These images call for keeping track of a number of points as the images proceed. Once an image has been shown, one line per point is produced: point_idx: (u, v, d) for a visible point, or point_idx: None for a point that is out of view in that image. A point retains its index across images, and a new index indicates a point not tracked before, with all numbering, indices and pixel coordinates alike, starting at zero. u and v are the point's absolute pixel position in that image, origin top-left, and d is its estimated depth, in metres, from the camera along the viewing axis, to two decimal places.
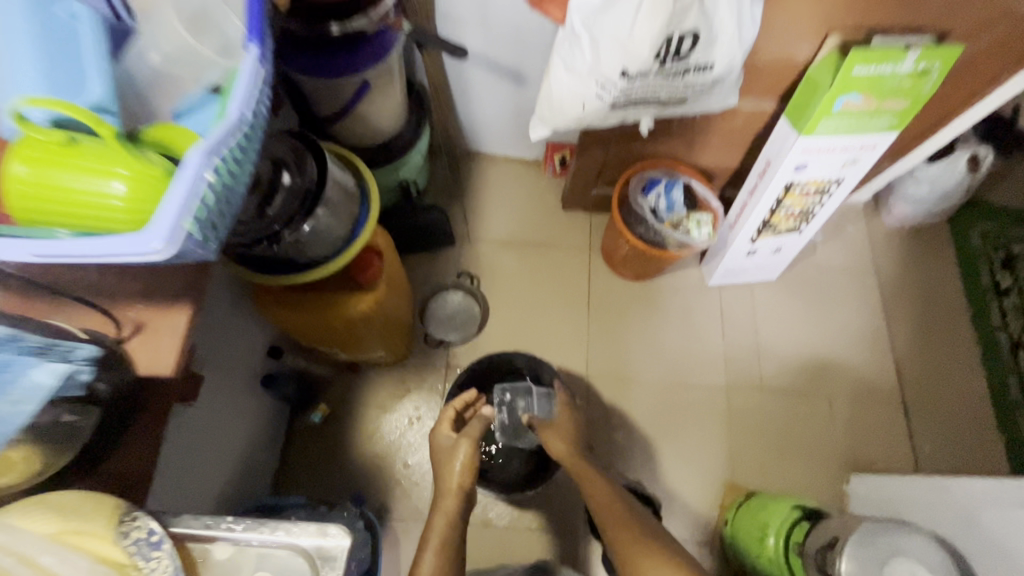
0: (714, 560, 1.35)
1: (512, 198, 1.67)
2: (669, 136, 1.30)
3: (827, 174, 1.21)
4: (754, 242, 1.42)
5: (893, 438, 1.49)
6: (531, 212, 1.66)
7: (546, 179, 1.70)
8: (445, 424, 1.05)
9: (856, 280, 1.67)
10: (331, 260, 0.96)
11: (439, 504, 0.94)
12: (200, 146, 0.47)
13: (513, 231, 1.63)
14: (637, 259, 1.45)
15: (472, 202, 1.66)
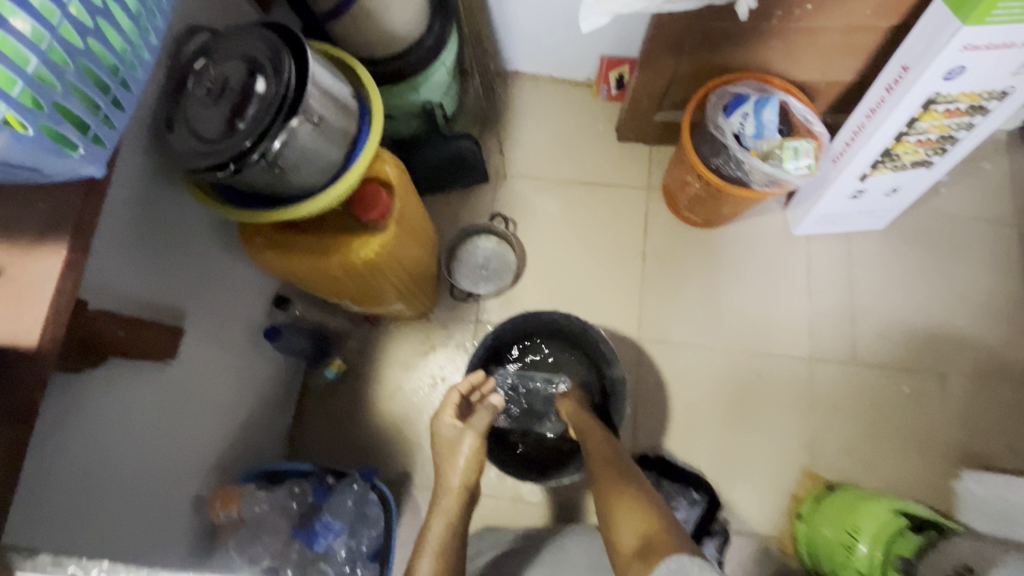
0: (782, 557, 1.15)
1: (557, 127, 1.41)
2: (763, 37, 0.99)
3: (988, 83, 0.89)
4: (864, 181, 1.11)
5: (1023, 428, 1.20)
6: (580, 143, 1.40)
7: (597, 103, 1.42)
8: (449, 410, 0.91)
9: (989, 231, 1.33)
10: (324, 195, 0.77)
11: (437, 502, 0.84)
12: None
13: (556, 167, 1.39)
14: (707, 201, 1.18)
15: (508, 132, 1.41)
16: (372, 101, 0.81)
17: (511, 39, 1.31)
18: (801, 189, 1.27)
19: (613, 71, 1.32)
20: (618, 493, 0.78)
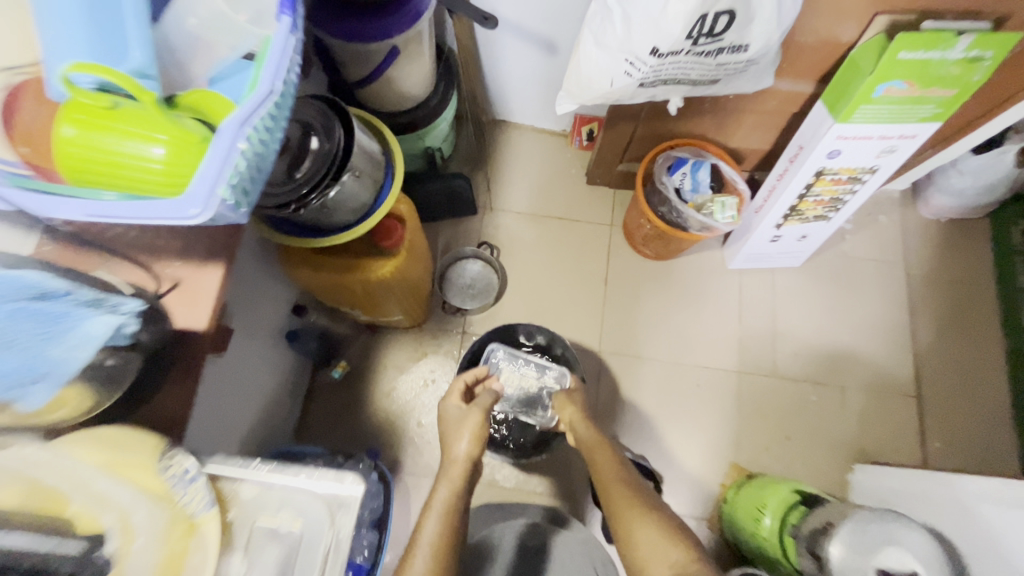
0: (711, 535, 1.39)
1: (537, 170, 1.67)
2: (699, 115, 1.27)
3: (861, 162, 1.17)
4: (779, 229, 1.40)
5: (904, 432, 1.49)
6: (555, 185, 1.66)
7: (571, 152, 1.69)
8: (455, 394, 1.13)
9: (883, 271, 1.64)
10: (355, 226, 0.99)
11: (444, 473, 0.98)
12: (234, 116, 0.50)
13: (535, 204, 1.64)
14: (657, 239, 1.45)
15: (495, 172, 1.66)
16: (393, 156, 1.04)
17: (501, 97, 1.56)
18: (734, 231, 1.56)
19: (584, 126, 1.59)
20: (631, 513, 0.92)
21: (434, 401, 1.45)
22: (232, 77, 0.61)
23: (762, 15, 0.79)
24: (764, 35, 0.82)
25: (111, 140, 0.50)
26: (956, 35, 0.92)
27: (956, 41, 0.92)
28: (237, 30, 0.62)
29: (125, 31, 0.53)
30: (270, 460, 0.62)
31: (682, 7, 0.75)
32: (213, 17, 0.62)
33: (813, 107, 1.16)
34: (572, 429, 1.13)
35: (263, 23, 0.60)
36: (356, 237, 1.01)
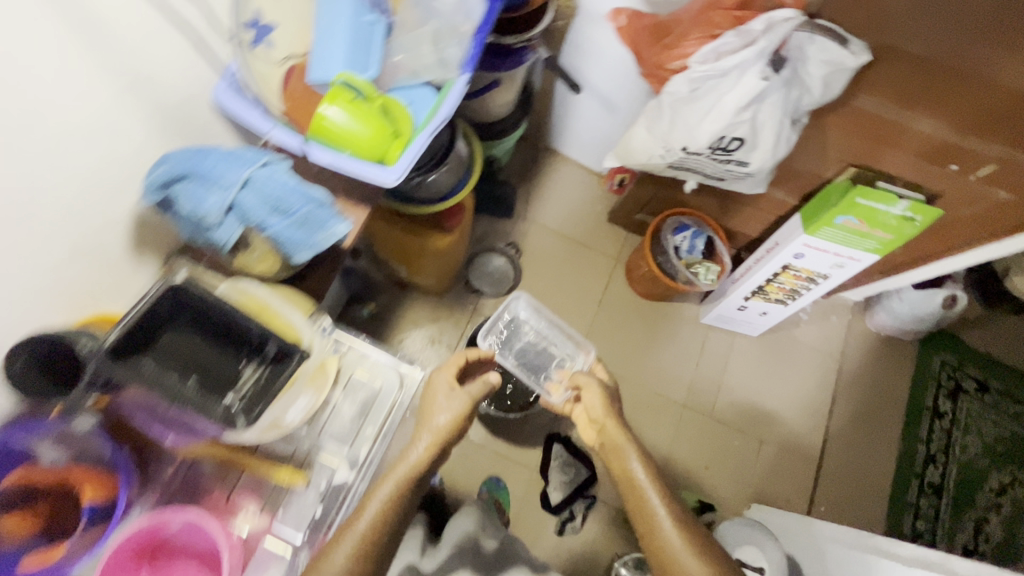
0: (623, 526, 1.69)
1: (570, 198, 1.99)
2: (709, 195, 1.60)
3: (818, 268, 1.49)
4: (746, 301, 1.72)
5: (798, 490, 1.81)
6: (582, 214, 1.98)
7: (603, 193, 2.00)
8: (450, 369, 1.13)
9: (821, 360, 1.97)
10: (433, 204, 1.29)
11: (420, 433, 1.01)
12: (425, 133, 0.91)
13: (561, 224, 1.96)
14: (650, 281, 1.77)
15: (537, 191, 1.97)
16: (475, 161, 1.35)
17: (561, 133, 1.88)
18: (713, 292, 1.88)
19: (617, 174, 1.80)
20: (657, 523, 0.94)
21: (436, 357, 1.76)
22: (413, 90, 0.98)
23: (762, 146, 1.11)
24: (761, 159, 1.13)
25: (350, 120, 0.84)
26: (898, 197, 1.22)
27: (898, 201, 1.23)
28: (423, 62, 0.97)
29: (368, 57, 0.94)
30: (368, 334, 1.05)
31: (709, 128, 1.07)
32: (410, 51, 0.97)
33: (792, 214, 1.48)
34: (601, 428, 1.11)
35: (444, 67, 0.96)
36: (429, 212, 1.31)
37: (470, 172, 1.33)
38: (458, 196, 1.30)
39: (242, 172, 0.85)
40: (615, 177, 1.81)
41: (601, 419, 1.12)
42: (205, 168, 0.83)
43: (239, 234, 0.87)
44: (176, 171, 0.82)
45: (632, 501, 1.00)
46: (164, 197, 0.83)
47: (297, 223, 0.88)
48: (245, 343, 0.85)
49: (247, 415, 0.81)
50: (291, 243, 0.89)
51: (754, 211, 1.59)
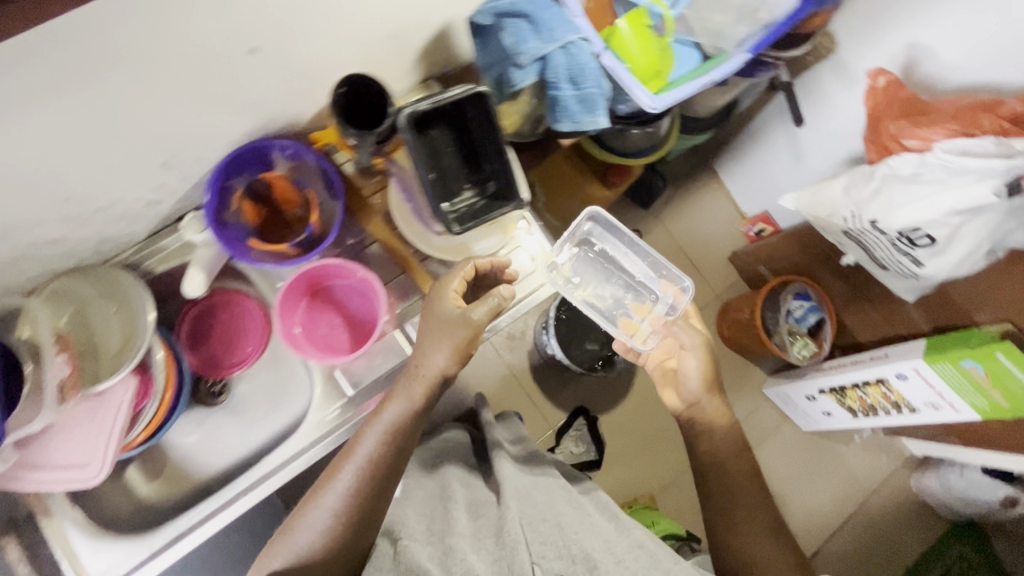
0: None
1: (705, 224, 2.01)
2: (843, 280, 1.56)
3: (911, 398, 1.31)
4: (817, 394, 1.59)
5: None
6: (706, 243, 2.00)
7: (738, 232, 2.00)
8: (456, 279, 0.78)
9: (848, 489, 1.74)
10: (611, 155, 1.33)
11: (405, 381, 0.79)
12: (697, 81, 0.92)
13: (683, 241, 2.00)
14: (741, 328, 1.75)
15: (682, 196, 2.00)
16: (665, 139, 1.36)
17: (734, 159, 1.89)
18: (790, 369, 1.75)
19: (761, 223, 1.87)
20: (732, 496, 0.81)
21: None
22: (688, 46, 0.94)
23: (953, 254, 0.89)
24: (941, 268, 0.91)
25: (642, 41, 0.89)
26: None
27: None
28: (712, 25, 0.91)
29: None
30: None
31: (908, 214, 0.89)
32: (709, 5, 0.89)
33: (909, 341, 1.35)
34: (694, 408, 0.86)
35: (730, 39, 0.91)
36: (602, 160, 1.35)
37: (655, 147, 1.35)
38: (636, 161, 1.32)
39: (574, 30, 0.71)
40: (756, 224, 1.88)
41: (697, 399, 0.85)
42: (551, 18, 0.71)
43: (530, 84, 0.75)
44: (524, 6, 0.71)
45: (707, 473, 0.84)
46: (499, 30, 0.72)
47: (580, 96, 0.74)
48: (484, 174, 0.78)
49: (467, 226, 0.76)
50: (559, 111, 0.76)
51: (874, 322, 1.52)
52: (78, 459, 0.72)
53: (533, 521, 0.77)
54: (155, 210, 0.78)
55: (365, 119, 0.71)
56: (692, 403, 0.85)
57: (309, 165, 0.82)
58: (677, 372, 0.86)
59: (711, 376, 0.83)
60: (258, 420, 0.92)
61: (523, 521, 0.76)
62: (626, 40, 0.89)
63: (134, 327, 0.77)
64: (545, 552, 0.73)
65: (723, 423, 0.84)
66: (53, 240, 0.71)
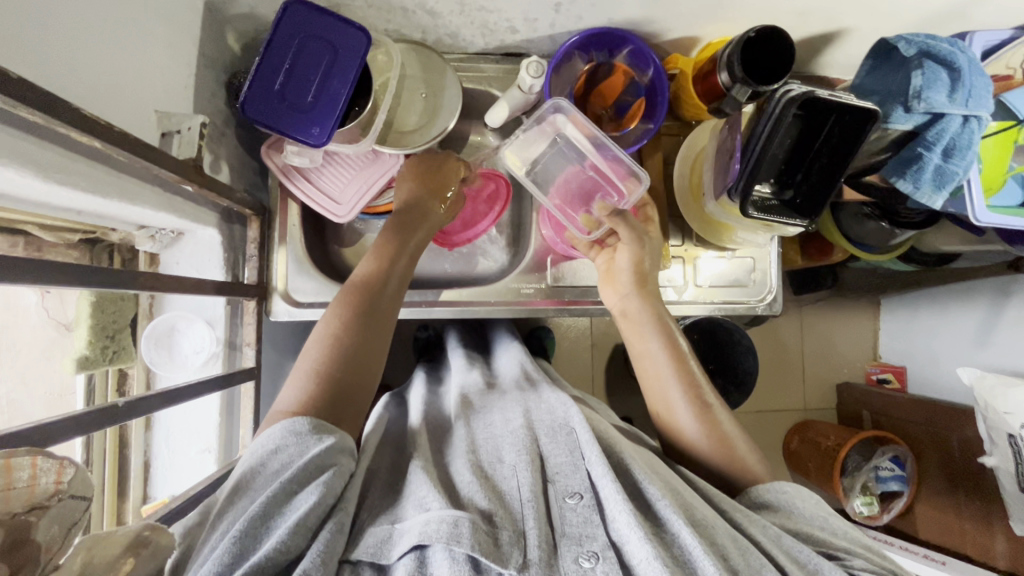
0: None
1: (836, 338, 1.79)
2: (943, 474, 1.41)
3: None
4: None
5: None
6: (825, 357, 1.79)
7: (860, 366, 1.79)
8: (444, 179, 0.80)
9: None
10: (835, 229, 1.22)
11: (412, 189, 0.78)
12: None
13: (807, 341, 1.78)
14: (811, 452, 1.59)
15: (828, 303, 1.78)
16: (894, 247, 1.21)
17: (910, 297, 1.66)
18: None
19: (888, 373, 1.72)
20: (674, 410, 0.72)
21: None
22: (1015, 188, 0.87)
23: None
24: None
25: (996, 157, 0.83)
26: None
27: None
28: None
29: None
30: (778, 242, 0.93)
31: None
32: None
33: (968, 563, 1.33)
34: (626, 304, 0.78)
35: None
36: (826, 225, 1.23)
37: (877, 249, 1.23)
38: (855, 251, 1.20)
39: (984, 109, 0.69)
40: (883, 372, 1.73)
41: (628, 296, 0.78)
42: (975, 86, 0.69)
43: (900, 130, 0.73)
44: (955, 60, 0.69)
45: (651, 397, 0.75)
46: (914, 66, 0.71)
47: (941, 170, 0.72)
48: (794, 182, 0.78)
49: (760, 215, 0.75)
50: (909, 171, 0.73)
51: (944, 528, 1.41)
52: (336, 193, 0.79)
53: (551, 431, 0.65)
54: (506, 36, 0.82)
55: (750, 70, 0.73)
56: (622, 300, 0.79)
57: (646, 76, 0.83)
58: (610, 268, 0.80)
59: (643, 272, 0.78)
60: (438, 261, 0.93)
61: (534, 425, 0.67)
62: (986, 146, 0.84)
63: (437, 117, 0.82)
64: (562, 465, 0.61)
65: (646, 313, 0.76)
66: (433, 12, 0.75)
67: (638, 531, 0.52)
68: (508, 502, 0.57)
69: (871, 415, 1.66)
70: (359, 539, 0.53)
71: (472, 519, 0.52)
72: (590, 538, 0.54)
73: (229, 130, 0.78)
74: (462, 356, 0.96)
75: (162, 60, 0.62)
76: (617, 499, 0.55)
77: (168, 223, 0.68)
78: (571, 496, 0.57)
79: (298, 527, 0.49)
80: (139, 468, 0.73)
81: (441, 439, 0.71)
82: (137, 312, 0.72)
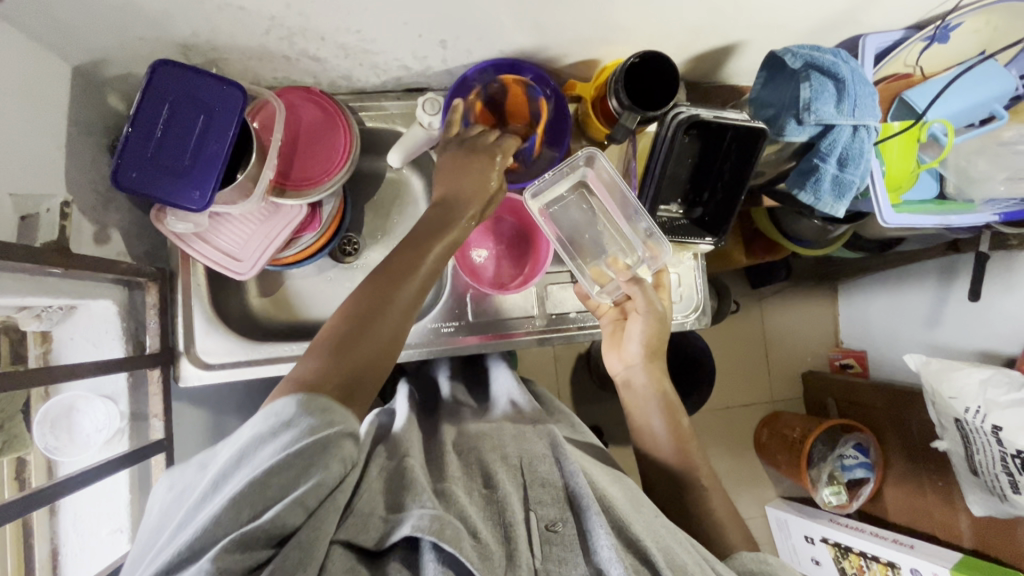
0: None
1: (797, 327, 1.80)
2: (906, 458, 1.42)
3: None
4: (817, 541, 1.49)
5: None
6: (788, 347, 1.80)
7: (823, 353, 1.80)
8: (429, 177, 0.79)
9: None
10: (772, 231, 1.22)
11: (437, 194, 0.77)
12: (939, 218, 0.83)
13: (768, 333, 1.79)
14: (779, 445, 1.60)
15: (784, 294, 1.79)
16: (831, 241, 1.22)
17: (861, 283, 1.68)
18: (802, 506, 1.64)
19: (849, 358, 1.72)
20: (656, 448, 0.77)
21: None
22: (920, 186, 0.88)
23: None
24: None
25: (898, 153, 0.84)
26: None
27: None
28: (969, 178, 0.85)
29: (954, 119, 0.84)
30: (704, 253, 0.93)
31: None
32: (975, 151, 0.84)
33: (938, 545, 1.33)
34: (631, 369, 0.80)
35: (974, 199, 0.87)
36: (764, 226, 1.23)
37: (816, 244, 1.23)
38: (793, 250, 1.20)
39: (871, 118, 0.69)
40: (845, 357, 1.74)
41: (633, 366, 0.80)
42: (860, 95, 0.69)
43: (796, 142, 0.73)
44: (839, 71, 0.69)
45: (636, 423, 0.80)
46: (801, 79, 0.70)
47: (838, 180, 0.72)
48: (702, 200, 0.78)
49: (667, 238, 0.77)
50: (808, 182, 0.73)
51: (913, 511, 1.42)
52: (237, 250, 0.77)
53: (532, 462, 0.65)
54: (401, 74, 0.81)
55: (638, 97, 0.71)
56: (627, 369, 0.81)
57: (548, 104, 0.82)
58: (618, 335, 0.82)
59: (654, 346, 0.79)
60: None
61: (518, 450, 0.67)
62: (890, 146, 0.83)
63: (335, 162, 0.79)
64: (542, 497, 0.61)
65: (650, 385, 0.79)
66: (316, 57, 0.73)
67: (620, 565, 0.52)
68: (495, 522, 0.57)
69: (835, 402, 1.68)
70: (349, 522, 0.53)
71: (457, 529, 0.52)
72: (569, 566, 0.55)
73: (119, 195, 0.75)
74: (443, 380, 0.97)
75: (22, 138, 0.60)
76: (603, 535, 0.55)
77: (51, 302, 0.65)
78: (552, 527, 0.58)
79: (297, 504, 0.48)
80: (46, 559, 0.68)
81: (437, 446, 0.70)
82: (31, 396, 0.67)
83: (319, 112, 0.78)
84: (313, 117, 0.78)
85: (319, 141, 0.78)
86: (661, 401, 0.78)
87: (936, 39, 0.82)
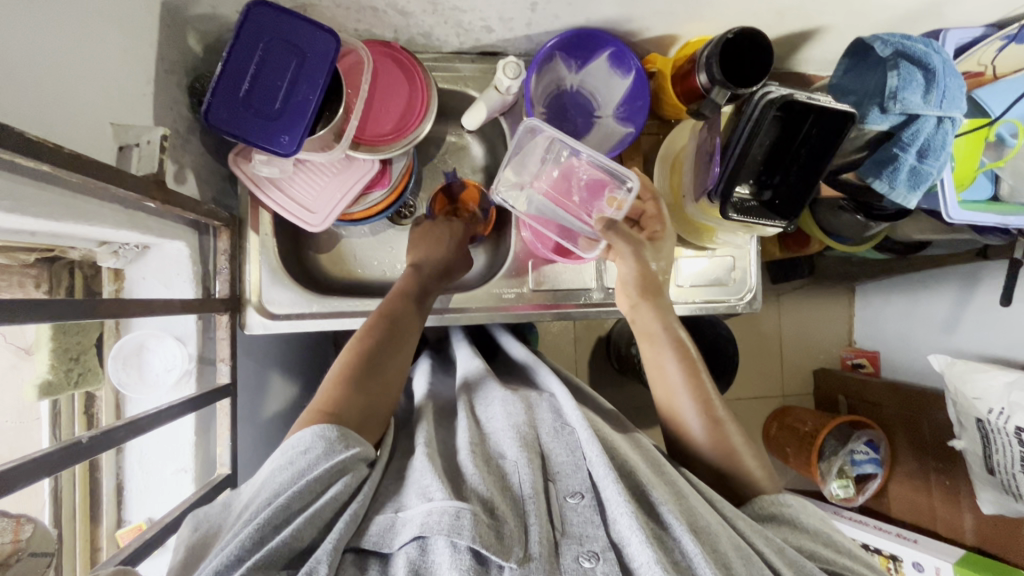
0: None
1: (814, 325, 1.82)
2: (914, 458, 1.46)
3: None
4: None
5: None
6: (803, 344, 1.82)
7: (836, 352, 1.83)
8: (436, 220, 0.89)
9: None
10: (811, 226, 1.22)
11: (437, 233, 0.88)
12: (1004, 218, 0.84)
13: (785, 329, 1.81)
14: (789, 437, 1.62)
15: (804, 291, 1.81)
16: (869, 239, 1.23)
17: (882, 285, 1.70)
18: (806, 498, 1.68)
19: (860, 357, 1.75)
20: (681, 416, 0.72)
21: None
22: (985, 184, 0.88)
23: None
24: None
25: (966, 151, 0.84)
26: None
27: None
28: None
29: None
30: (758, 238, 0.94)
31: None
32: None
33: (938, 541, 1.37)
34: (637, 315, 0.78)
35: None
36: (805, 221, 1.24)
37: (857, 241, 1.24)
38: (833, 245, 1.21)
39: (957, 109, 0.70)
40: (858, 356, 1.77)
41: (637, 308, 0.78)
42: (949, 87, 0.69)
43: (875, 131, 0.73)
44: (929, 61, 0.70)
45: (657, 395, 0.75)
46: (890, 67, 0.71)
47: (915, 170, 0.73)
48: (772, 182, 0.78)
49: (740, 217, 0.75)
50: (885, 172, 0.74)
51: (917, 508, 1.45)
52: (310, 202, 0.77)
53: (551, 431, 0.63)
54: (481, 35, 0.80)
55: (728, 75, 0.73)
56: (634, 312, 0.78)
57: (627, 80, 0.82)
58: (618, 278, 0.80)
59: (649, 285, 0.77)
60: None
61: (535, 422, 0.66)
62: (958, 145, 0.84)
63: (411, 119, 0.78)
64: (564, 465, 0.59)
65: (653, 327, 0.76)
66: (404, 11, 0.73)
67: (639, 532, 0.50)
68: (511, 497, 0.56)
69: (847, 400, 1.70)
70: (365, 529, 0.52)
71: (473, 511, 0.50)
72: (590, 538, 0.53)
73: (195, 137, 0.75)
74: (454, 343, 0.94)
75: (120, 69, 0.60)
76: (618, 501, 0.53)
77: (132, 239, 0.65)
78: (572, 497, 0.56)
79: (314, 519, 0.50)
80: (112, 492, 0.73)
81: (446, 426, 0.70)
82: (103, 332, 0.70)
83: (399, 69, 0.77)
84: (393, 73, 0.77)
85: (396, 98, 0.77)
86: (671, 350, 0.74)
87: (1016, 39, 0.82)
